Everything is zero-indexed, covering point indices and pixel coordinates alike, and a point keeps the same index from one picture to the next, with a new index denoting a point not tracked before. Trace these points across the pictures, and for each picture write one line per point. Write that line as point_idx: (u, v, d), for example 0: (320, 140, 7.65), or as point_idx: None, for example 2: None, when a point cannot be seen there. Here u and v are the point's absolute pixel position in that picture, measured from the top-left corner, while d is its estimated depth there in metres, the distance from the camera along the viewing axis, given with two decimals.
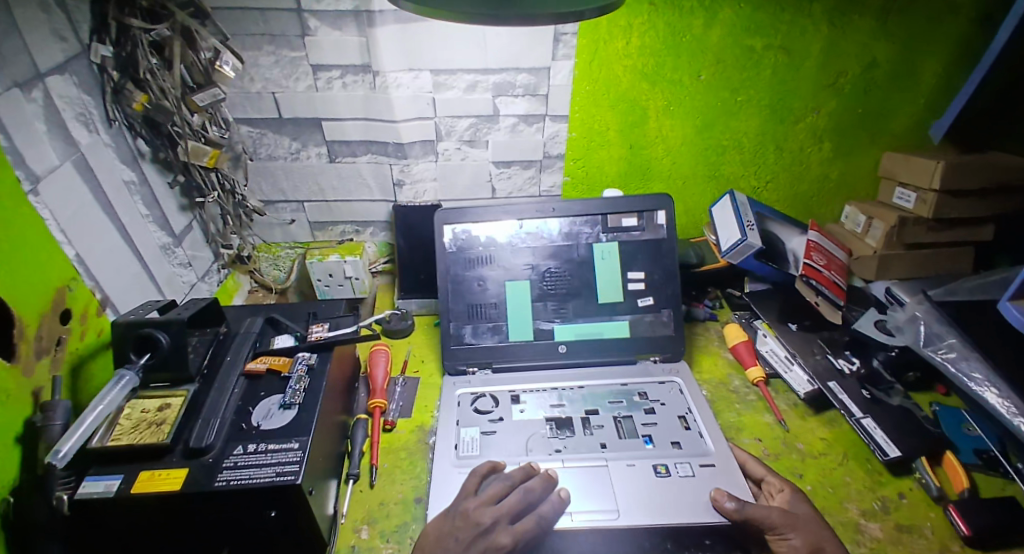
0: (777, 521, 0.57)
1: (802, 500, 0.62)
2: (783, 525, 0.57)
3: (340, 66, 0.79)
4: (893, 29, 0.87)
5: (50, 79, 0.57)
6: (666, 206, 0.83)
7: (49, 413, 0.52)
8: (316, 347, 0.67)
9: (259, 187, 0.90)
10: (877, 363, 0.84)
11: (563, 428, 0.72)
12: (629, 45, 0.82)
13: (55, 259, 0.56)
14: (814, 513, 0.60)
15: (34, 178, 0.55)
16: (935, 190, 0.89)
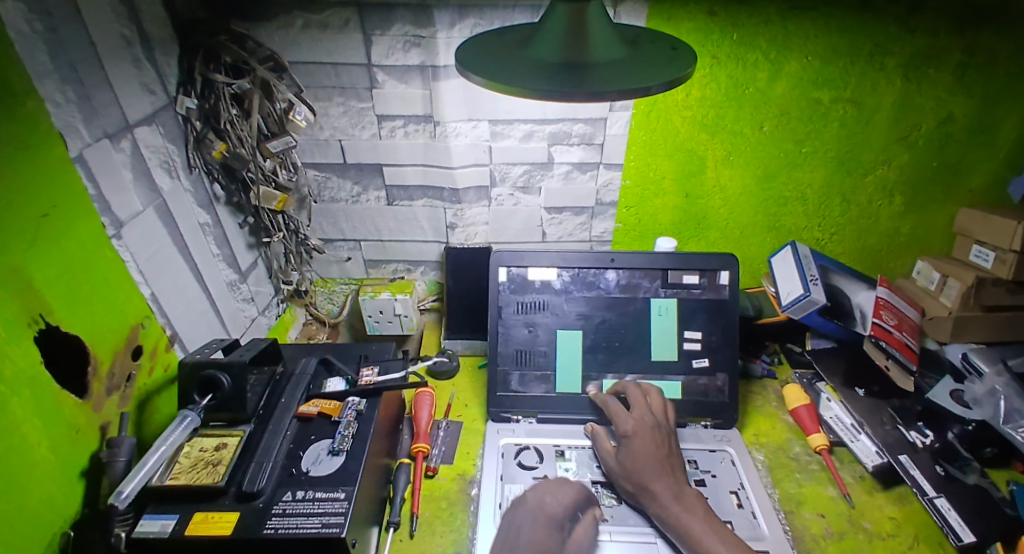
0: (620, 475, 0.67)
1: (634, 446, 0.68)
2: (622, 477, 0.67)
3: (404, 116, 0.82)
4: (976, 83, 0.82)
5: (137, 130, 0.62)
6: (730, 267, 0.80)
7: (114, 450, 0.54)
8: (366, 392, 0.68)
9: (321, 227, 0.94)
10: (952, 437, 0.76)
11: (609, 495, 0.70)
12: (688, 97, 0.81)
13: (131, 298, 0.60)
14: (644, 455, 0.67)
15: (118, 223, 0.59)
16: (1015, 251, 0.82)
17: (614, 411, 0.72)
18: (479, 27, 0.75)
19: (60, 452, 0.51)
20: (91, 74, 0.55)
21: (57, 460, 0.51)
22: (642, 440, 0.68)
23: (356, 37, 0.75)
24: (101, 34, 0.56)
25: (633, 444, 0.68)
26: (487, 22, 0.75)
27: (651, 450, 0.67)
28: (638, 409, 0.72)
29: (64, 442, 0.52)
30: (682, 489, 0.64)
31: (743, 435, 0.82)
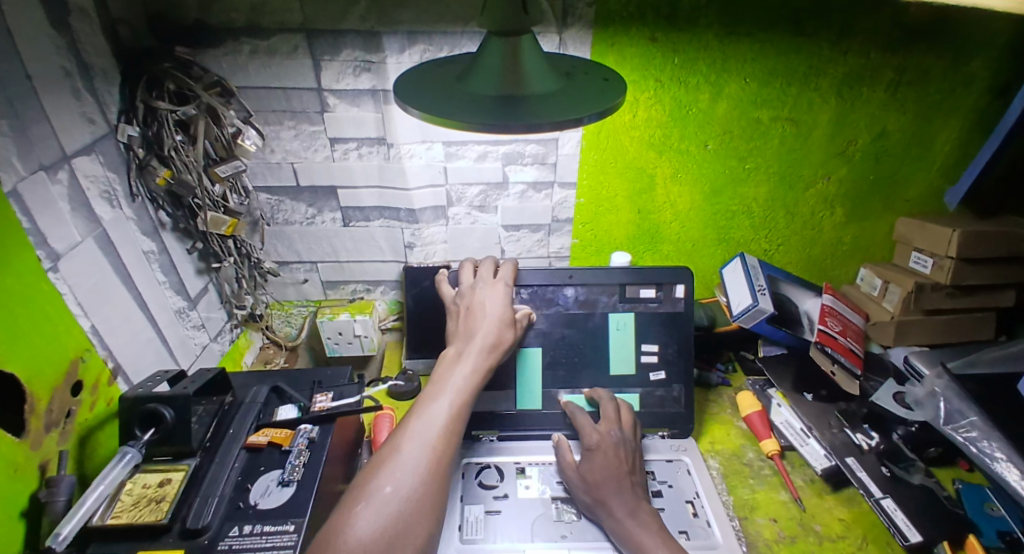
0: (581, 487, 0.68)
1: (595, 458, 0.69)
2: (583, 490, 0.68)
3: (357, 139, 0.82)
4: (905, 101, 0.87)
5: (76, 159, 0.60)
6: (685, 280, 0.82)
7: (53, 489, 0.53)
8: (319, 419, 0.67)
9: (275, 249, 0.93)
10: (896, 438, 0.81)
11: (568, 510, 0.71)
12: (636, 118, 0.84)
13: (70, 331, 0.58)
14: (603, 467, 0.68)
15: (55, 257, 0.57)
16: (952, 257, 0.88)
17: (580, 424, 0.74)
18: (429, 52, 0.76)
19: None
20: (27, 106, 0.54)
21: None
22: (604, 453, 0.69)
23: (306, 63, 0.75)
24: (38, 65, 0.55)
25: (595, 457, 0.69)
26: (437, 47, 0.76)
27: (612, 465, 0.68)
28: (609, 424, 0.73)
29: (4, 479, 0.50)
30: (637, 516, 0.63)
31: (699, 444, 0.84)
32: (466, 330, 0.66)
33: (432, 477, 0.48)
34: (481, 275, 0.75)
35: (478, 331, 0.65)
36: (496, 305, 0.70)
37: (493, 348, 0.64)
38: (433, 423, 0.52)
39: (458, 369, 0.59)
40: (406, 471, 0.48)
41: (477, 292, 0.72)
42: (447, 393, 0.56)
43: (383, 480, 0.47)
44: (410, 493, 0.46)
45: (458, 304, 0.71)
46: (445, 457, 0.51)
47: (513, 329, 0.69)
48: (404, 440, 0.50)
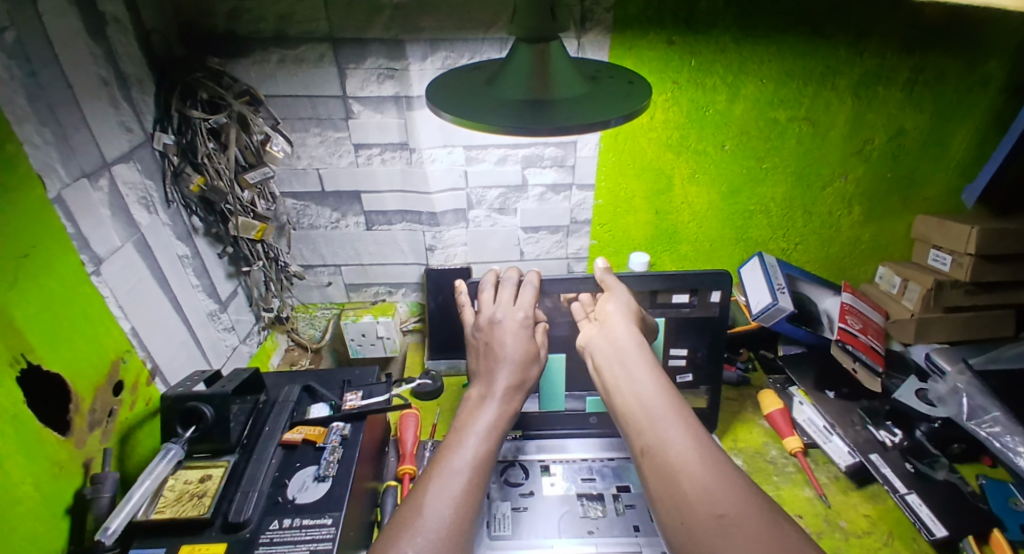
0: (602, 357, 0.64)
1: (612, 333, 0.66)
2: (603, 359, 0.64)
3: (380, 144, 0.84)
4: (921, 100, 0.87)
5: (115, 167, 0.63)
6: (724, 286, 0.76)
7: (99, 485, 0.55)
8: (350, 417, 0.69)
9: (300, 253, 0.96)
10: (919, 435, 0.80)
11: (595, 506, 0.72)
12: (653, 120, 0.85)
13: (111, 333, 0.60)
14: (622, 341, 0.64)
15: (97, 260, 0.59)
16: (971, 254, 0.88)
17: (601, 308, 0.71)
18: (450, 59, 0.78)
19: (44, 488, 0.51)
20: (69, 115, 0.56)
21: (41, 497, 0.51)
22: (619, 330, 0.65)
23: (331, 71, 0.78)
24: (77, 75, 0.58)
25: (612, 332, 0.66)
26: (458, 54, 0.78)
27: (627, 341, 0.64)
28: (614, 287, 0.72)
29: (47, 478, 0.51)
30: (651, 361, 0.61)
31: (722, 441, 0.85)
32: (486, 370, 0.61)
33: (456, 544, 0.43)
34: (501, 299, 0.69)
35: (497, 373, 0.60)
36: (517, 340, 0.64)
37: (515, 392, 0.59)
38: (455, 480, 0.47)
39: (479, 413, 0.55)
40: (429, 535, 0.43)
41: (496, 325, 0.65)
42: (471, 443, 0.51)
43: (403, 543, 0.42)
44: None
45: (477, 338, 0.66)
46: (468, 520, 0.45)
47: (535, 362, 0.64)
48: (428, 499, 0.45)
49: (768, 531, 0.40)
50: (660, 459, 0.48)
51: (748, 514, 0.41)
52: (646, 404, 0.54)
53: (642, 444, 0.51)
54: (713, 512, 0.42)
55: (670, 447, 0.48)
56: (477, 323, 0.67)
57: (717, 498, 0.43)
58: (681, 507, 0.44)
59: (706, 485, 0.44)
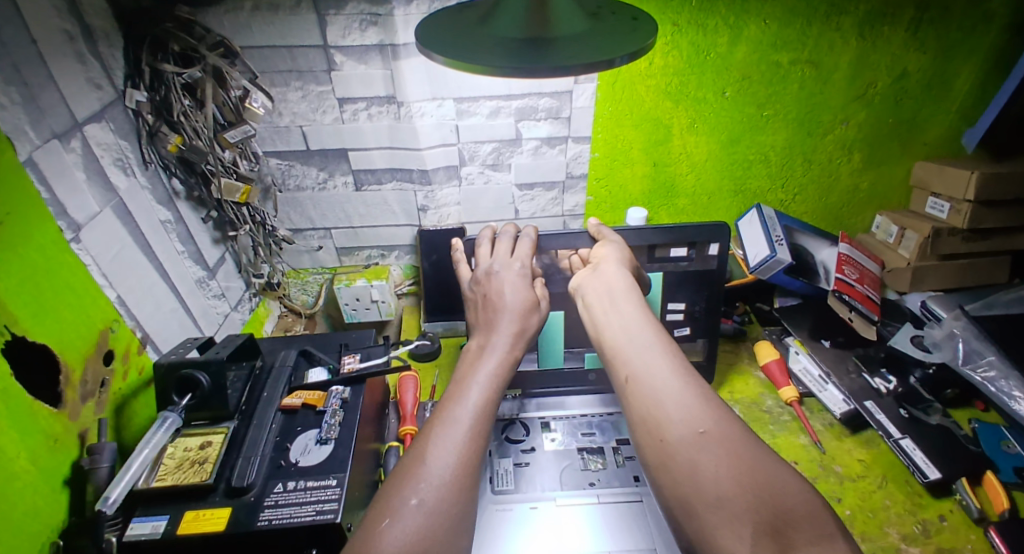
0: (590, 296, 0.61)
1: (601, 273, 0.63)
2: (591, 296, 0.61)
3: (366, 98, 0.80)
4: (926, 39, 0.84)
5: (87, 127, 0.59)
6: (722, 238, 0.75)
7: (97, 456, 0.54)
8: (350, 380, 0.68)
9: (288, 216, 0.92)
10: (913, 381, 0.81)
11: (595, 459, 0.73)
12: (652, 65, 0.81)
13: (96, 303, 0.58)
14: (613, 279, 0.61)
15: (76, 226, 0.56)
16: (970, 200, 0.87)
17: (597, 254, 0.68)
18: (437, 2, 0.73)
19: (40, 462, 0.50)
20: (34, 71, 0.52)
21: (38, 470, 0.50)
22: (608, 271, 0.63)
23: (310, 18, 0.72)
24: (39, 27, 0.53)
25: (601, 273, 0.63)
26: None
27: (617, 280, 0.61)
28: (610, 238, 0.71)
29: (42, 451, 0.50)
30: (639, 297, 0.58)
31: (719, 393, 0.86)
32: (485, 320, 0.60)
33: (463, 490, 0.42)
34: (498, 253, 0.68)
35: (498, 324, 0.58)
36: (516, 290, 0.62)
37: (516, 340, 0.57)
38: (458, 428, 0.46)
39: (479, 361, 0.54)
40: (432, 481, 0.42)
41: (493, 277, 0.64)
42: (472, 391, 0.50)
43: (407, 490, 0.41)
44: (437, 506, 0.40)
45: (475, 291, 0.65)
46: (473, 468, 0.44)
47: (536, 311, 0.61)
48: (431, 446, 0.45)
49: (749, 449, 0.40)
50: (644, 385, 0.47)
51: (729, 432, 0.41)
52: (632, 335, 0.52)
53: (627, 372, 0.49)
54: (693, 430, 0.41)
55: (655, 373, 0.47)
56: (474, 277, 0.66)
57: (700, 418, 0.42)
58: (662, 428, 0.43)
59: (688, 406, 0.43)
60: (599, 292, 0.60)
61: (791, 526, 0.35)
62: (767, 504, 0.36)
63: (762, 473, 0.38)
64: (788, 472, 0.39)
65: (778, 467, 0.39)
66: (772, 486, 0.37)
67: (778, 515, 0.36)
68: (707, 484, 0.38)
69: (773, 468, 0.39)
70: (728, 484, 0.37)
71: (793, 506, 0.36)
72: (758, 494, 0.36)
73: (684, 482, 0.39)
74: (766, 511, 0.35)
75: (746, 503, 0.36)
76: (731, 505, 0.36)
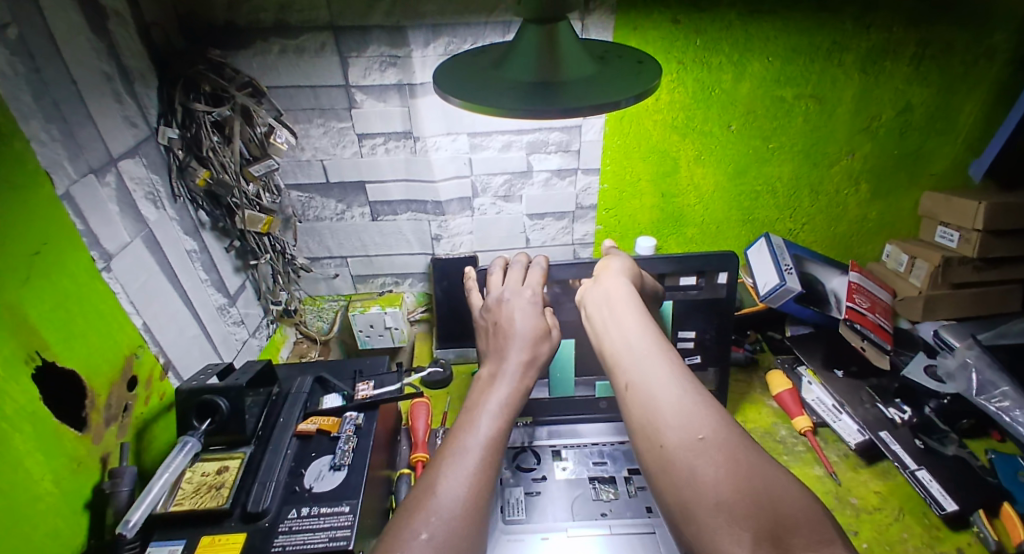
0: (592, 306, 0.61)
1: (603, 285, 0.63)
2: (592, 305, 0.61)
3: (384, 133, 0.84)
4: (928, 74, 0.86)
5: (121, 162, 0.62)
6: (730, 267, 0.76)
7: (117, 480, 0.55)
8: (363, 406, 0.69)
9: (307, 245, 0.96)
10: (929, 411, 0.80)
11: (607, 489, 0.73)
12: (658, 101, 0.84)
13: (124, 329, 0.61)
14: (615, 290, 0.61)
15: (107, 256, 0.59)
16: (978, 230, 0.87)
17: (603, 266, 0.69)
18: (452, 45, 0.77)
19: (63, 484, 0.52)
20: (74, 111, 0.56)
21: (61, 493, 0.51)
22: (610, 282, 0.63)
23: (333, 60, 0.77)
24: (80, 69, 0.57)
25: (602, 283, 0.63)
26: (461, 39, 0.77)
27: (618, 288, 0.61)
28: (615, 253, 0.71)
29: (66, 474, 0.52)
30: (639, 304, 0.59)
31: None
32: (496, 347, 0.61)
33: (472, 524, 0.43)
34: (509, 280, 0.70)
35: (509, 353, 0.59)
36: (526, 318, 0.63)
37: (526, 369, 0.58)
38: (468, 459, 0.47)
39: (489, 389, 0.55)
40: (442, 513, 0.43)
41: (504, 304, 0.66)
42: (483, 422, 0.51)
43: (418, 523, 0.42)
44: (447, 541, 0.41)
45: (486, 318, 0.66)
46: (483, 501, 0.45)
47: (547, 339, 0.62)
48: (441, 478, 0.45)
49: (747, 454, 0.40)
50: (643, 392, 0.46)
51: (728, 438, 0.41)
52: (631, 342, 0.52)
53: (626, 379, 0.49)
54: (693, 436, 0.41)
55: (653, 379, 0.47)
56: (486, 303, 0.68)
57: (698, 424, 0.42)
58: (660, 434, 0.43)
59: (687, 412, 0.43)
60: (600, 301, 0.60)
61: (792, 535, 0.35)
62: (765, 510, 0.36)
63: (760, 479, 0.38)
64: (787, 480, 0.39)
65: (778, 474, 0.39)
66: (769, 491, 0.37)
67: (776, 521, 0.36)
68: (706, 488, 0.38)
69: (771, 475, 0.39)
70: (727, 490, 0.37)
71: (791, 513, 0.36)
72: (757, 501, 0.36)
73: (683, 488, 0.39)
74: (765, 520, 0.36)
75: (745, 509, 0.36)
76: (729, 510, 0.36)
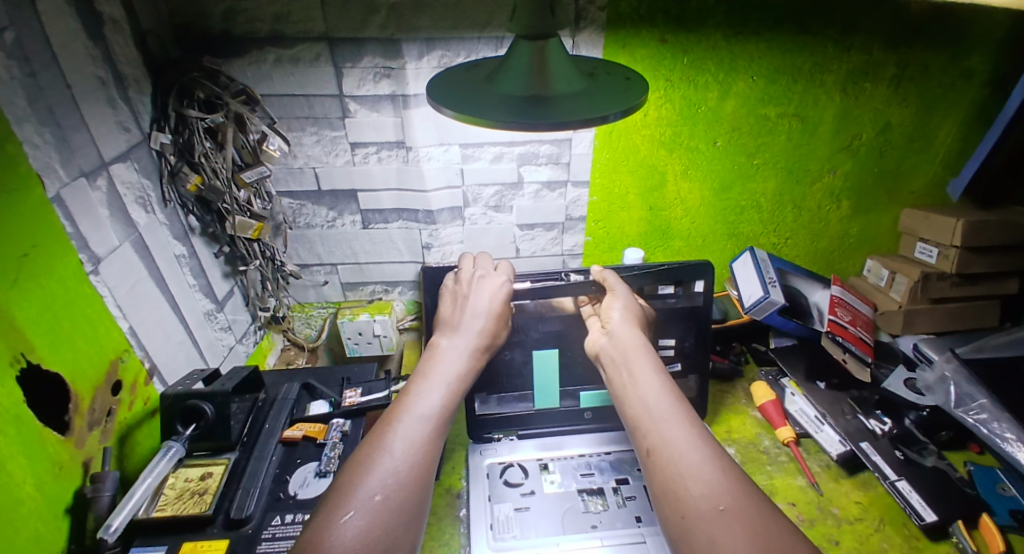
0: (613, 351, 0.63)
1: (627, 327, 0.66)
2: (616, 355, 0.62)
3: (377, 143, 0.85)
4: (907, 95, 0.90)
5: (113, 166, 0.63)
6: (707, 276, 0.78)
7: (98, 485, 0.55)
8: (351, 413, 0.69)
9: (297, 252, 0.96)
10: (908, 423, 0.82)
11: (595, 501, 0.73)
12: (646, 117, 0.86)
13: (109, 332, 0.60)
14: (633, 335, 0.64)
15: (96, 259, 0.59)
16: (956, 246, 0.90)
17: (607, 305, 0.70)
18: (446, 58, 0.79)
19: (45, 489, 0.51)
20: (68, 115, 0.56)
21: (42, 497, 0.51)
22: (627, 329, 0.65)
23: (327, 70, 0.78)
24: (76, 74, 0.58)
25: (620, 329, 0.65)
26: (454, 53, 0.79)
27: (635, 338, 0.63)
28: (616, 287, 0.72)
29: (48, 478, 0.52)
30: (655, 359, 0.60)
31: (716, 433, 0.86)
32: (453, 322, 0.67)
33: (416, 483, 0.47)
34: (484, 263, 0.76)
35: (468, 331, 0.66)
36: (492, 298, 0.69)
37: (479, 350, 0.65)
38: (418, 424, 0.52)
39: (452, 364, 0.61)
40: (392, 476, 0.47)
41: (476, 280, 0.72)
42: (432, 395, 0.56)
43: (373, 485, 0.45)
44: (398, 503, 0.45)
45: (455, 290, 0.72)
46: (430, 462, 0.50)
47: (505, 324, 0.70)
48: (393, 440, 0.50)
49: (768, 526, 0.40)
50: (662, 456, 0.48)
51: (747, 508, 0.42)
52: (650, 404, 0.53)
53: (648, 444, 0.50)
54: (712, 506, 0.42)
55: (673, 443, 0.48)
56: (457, 275, 0.74)
57: (719, 493, 0.43)
58: (682, 503, 0.44)
59: (709, 480, 0.44)
60: (618, 353, 0.62)
61: None
62: None
63: (779, 547, 0.39)
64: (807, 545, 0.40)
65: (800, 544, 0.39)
66: None
67: None
68: None
69: (790, 539, 0.40)
70: None
71: None
72: None
73: None
74: None
75: None
76: None
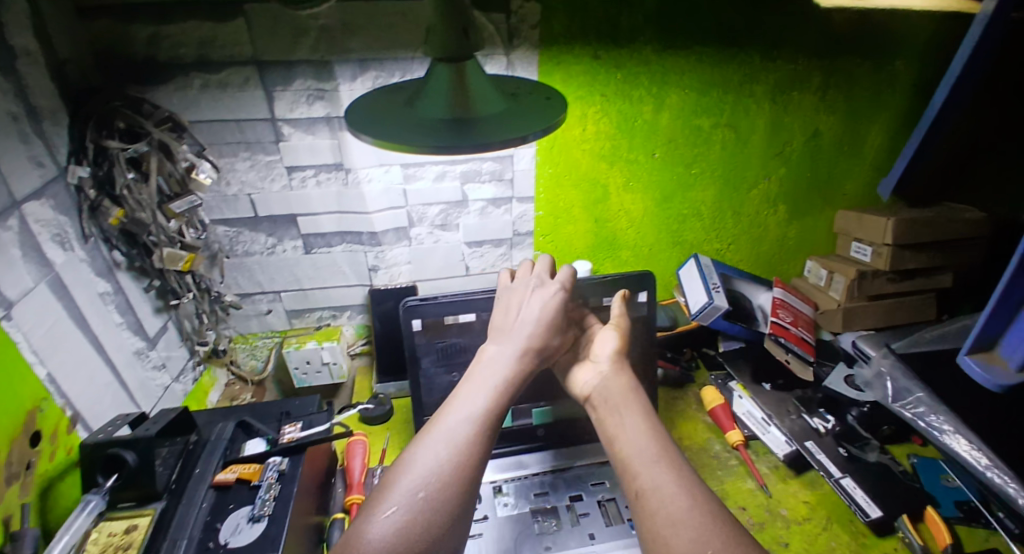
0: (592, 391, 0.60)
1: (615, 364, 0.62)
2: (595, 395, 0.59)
3: (314, 166, 0.83)
4: (833, 102, 0.94)
5: (26, 205, 0.59)
6: (649, 286, 0.80)
7: (19, 543, 0.50)
8: (289, 450, 0.67)
9: (235, 281, 0.92)
10: (851, 419, 0.85)
11: (549, 520, 0.72)
12: (585, 131, 0.88)
13: (27, 381, 0.56)
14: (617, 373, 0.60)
15: (7, 304, 0.55)
16: (888, 244, 0.94)
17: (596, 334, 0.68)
18: (381, 78, 0.78)
19: None
20: None
21: None
22: (616, 366, 0.61)
23: (257, 94, 0.76)
24: None
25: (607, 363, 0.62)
26: (388, 73, 0.78)
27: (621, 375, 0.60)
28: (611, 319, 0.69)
29: None
30: (641, 396, 0.57)
31: None
32: (504, 330, 0.62)
33: (463, 481, 0.45)
34: (539, 269, 0.70)
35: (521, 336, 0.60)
36: (545, 308, 0.64)
37: (533, 356, 0.59)
38: (460, 427, 0.48)
39: (498, 366, 0.56)
40: (431, 474, 0.44)
41: (528, 290, 0.67)
42: (479, 395, 0.52)
43: (414, 483, 0.43)
44: (441, 502, 0.43)
45: (507, 300, 0.67)
46: (476, 463, 0.47)
47: (560, 339, 0.63)
48: (434, 439, 0.47)
49: None
50: (651, 500, 0.44)
51: None
52: (637, 443, 0.50)
53: (636, 486, 0.46)
54: None
55: (662, 486, 0.45)
56: (511, 284, 0.70)
57: (710, 541, 0.40)
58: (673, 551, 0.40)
59: (699, 528, 0.41)
60: (603, 388, 0.59)
61: None
62: None
63: None
64: None
65: None
66: None
67: None
68: None
69: None
70: None
71: None
72: None
73: None
74: None
75: None
76: None
